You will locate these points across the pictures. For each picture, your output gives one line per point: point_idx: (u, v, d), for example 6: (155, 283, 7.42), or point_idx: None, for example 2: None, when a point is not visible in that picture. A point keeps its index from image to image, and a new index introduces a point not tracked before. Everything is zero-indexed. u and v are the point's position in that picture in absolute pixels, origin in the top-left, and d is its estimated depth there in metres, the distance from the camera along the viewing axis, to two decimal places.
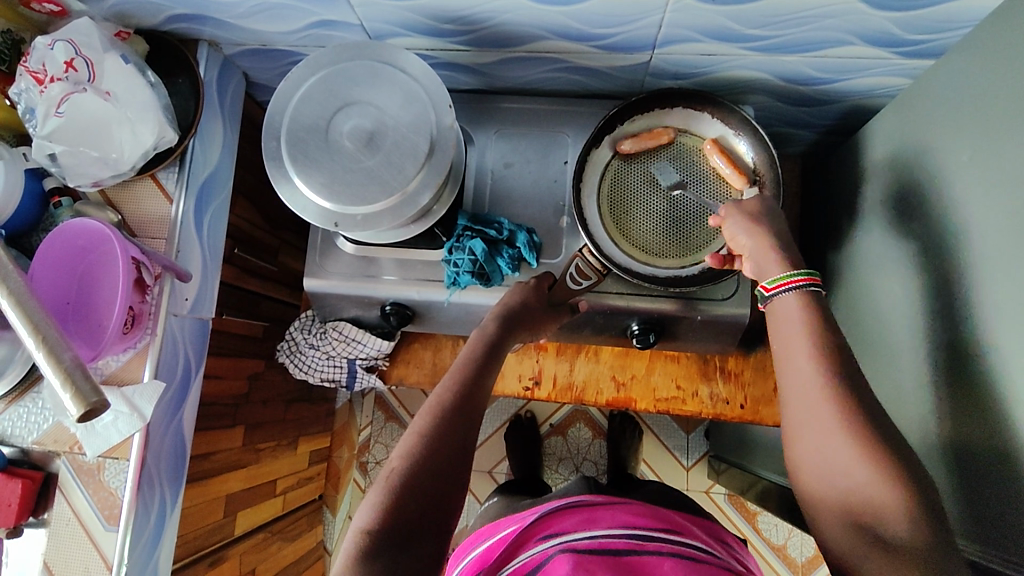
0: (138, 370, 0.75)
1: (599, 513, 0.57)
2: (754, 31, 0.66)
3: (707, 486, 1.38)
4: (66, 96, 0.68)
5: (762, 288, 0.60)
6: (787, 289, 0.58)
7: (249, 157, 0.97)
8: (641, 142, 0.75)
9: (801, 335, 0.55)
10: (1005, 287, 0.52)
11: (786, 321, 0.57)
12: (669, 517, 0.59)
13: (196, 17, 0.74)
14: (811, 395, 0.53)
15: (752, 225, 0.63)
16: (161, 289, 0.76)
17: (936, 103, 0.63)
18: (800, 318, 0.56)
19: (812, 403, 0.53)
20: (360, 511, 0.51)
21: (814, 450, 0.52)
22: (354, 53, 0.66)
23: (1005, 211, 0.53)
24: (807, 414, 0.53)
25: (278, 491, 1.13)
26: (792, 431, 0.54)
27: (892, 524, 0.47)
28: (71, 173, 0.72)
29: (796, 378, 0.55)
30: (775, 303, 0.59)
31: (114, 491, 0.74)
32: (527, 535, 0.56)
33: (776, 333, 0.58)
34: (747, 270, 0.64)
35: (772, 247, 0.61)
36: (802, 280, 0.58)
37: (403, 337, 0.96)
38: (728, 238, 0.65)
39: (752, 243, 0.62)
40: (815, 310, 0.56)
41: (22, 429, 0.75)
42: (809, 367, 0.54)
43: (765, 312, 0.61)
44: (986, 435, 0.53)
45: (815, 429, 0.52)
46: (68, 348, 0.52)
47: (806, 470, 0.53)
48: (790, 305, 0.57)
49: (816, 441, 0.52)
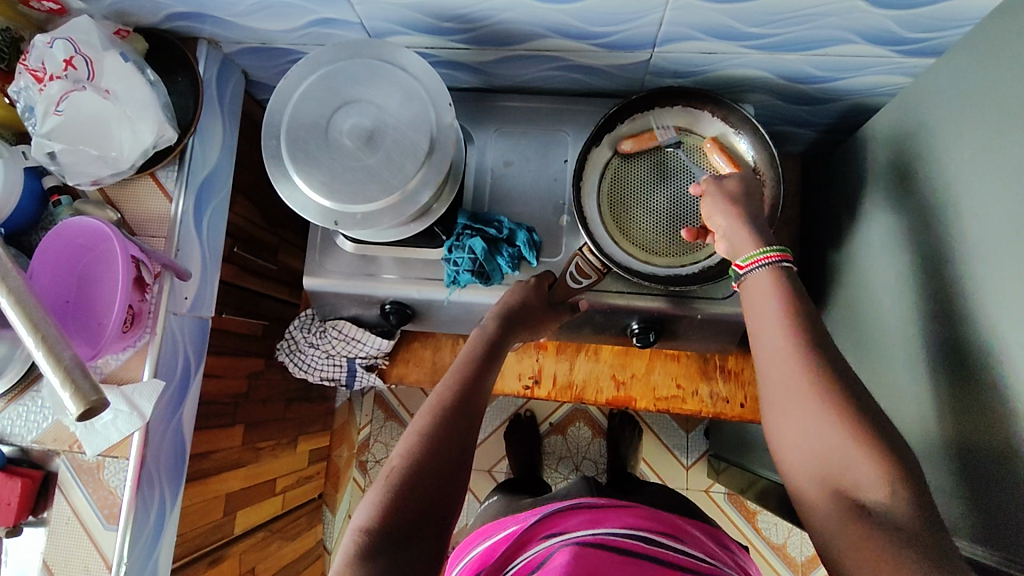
0: (138, 369, 0.75)
1: (601, 513, 0.57)
2: (754, 29, 0.66)
3: (707, 485, 1.38)
4: (66, 94, 0.68)
5: (736, 266, 0.61)
6: (762, 264, 0.59)
7: (249, 156, 0.97)
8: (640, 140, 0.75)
9: (775, 310, 0.56)
10: (1006, 286, 0.52)
11: (761, 297, 0.58)
12: (670, 521, 0.59)
13: (195, 15, 0.73)
14: (785, 366, 0.53)
15: (729, 205, 0.63)
16: (161, 288, 0.76)
17: (937, 101, 0.63)
18: (771, 293, 0.57)
19: (787, 376, 0.53)
20: (360, 510, 0.51)
21: (791, 421, 0.52)
22: (353, 50, 0.66)
23: (1005, 210, 0.53)
24: (783, 387, 0.53)
25: (278, 490, 1.13)
26: (770, 407, 0.54)
27: (869, 490, 0.47)
28: (71, 172, 0.72)
29: (772, 356, 0.54)
30: (748, 280, 0.60)
31: (114, 490, 0.74)
32: (528, 535, 0.56)
33: (750, 311, 0.58)
34: (722, 249, 0.65)
35: (747, 225, 0.62)
36: (776, 257, 0.58)
37: (403, 336, 0.96)
38: (706, 217, 0.66)
39: (727, 220, 0.63)
40: (786, 286, 0.57)
41: (21, 427, 0.75)
42: (782, 339, 0.54)
43: (740, 289, 0.61)
44: (988, 434, 0.53)
45: (791, 401, 0.52)
46: (67, 346, 0.52)
47: (786, 445, 0.52)
48: (762, 281, 0.58)
49: (794, 416, 0.52)
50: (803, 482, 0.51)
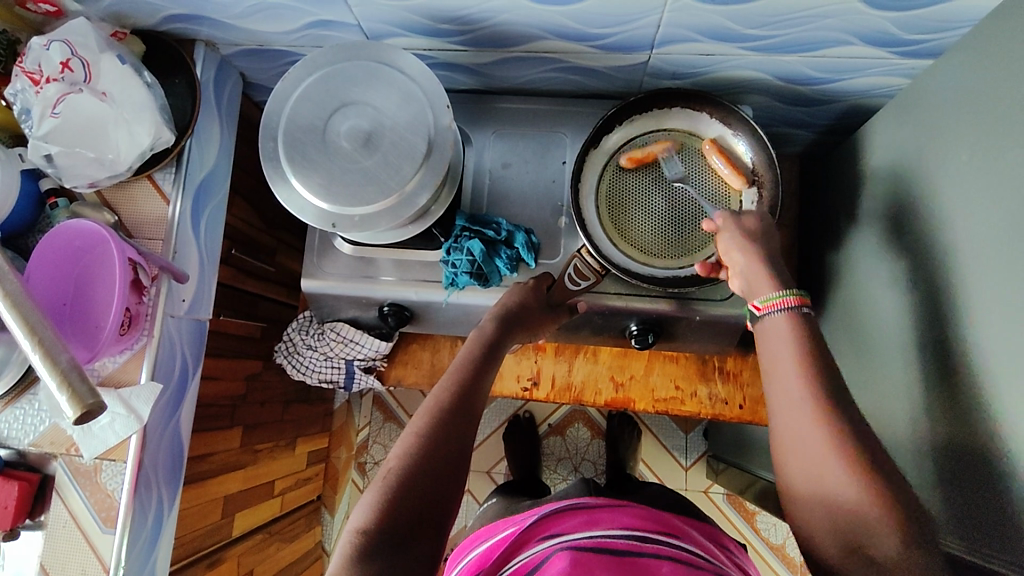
0: (136, 371, 0.75)
1: (597, 513, 0.57)
2: (752, 31, 0.66)
3: (706, 486, 1.38)
4: (63, 96, 0.68)
5: (753, 306, 0.61)
6: (781, 308, 0.58)
7: (247, 157, 0.97)
8: (643, 152, 0.75)
9: (791, 355, 0.55)
10: (1003, 287, 0.52)
11: (778, 341, 0.57)
12: (666, 518, 0.59)
13: (192, 17, 0.73)
14: (800, 413, 0.53)
15: (747, 243, 0.63)
16: (159, 290, 0.76)
17: (934, 103, 0.63)
18: (789, 336, 0.57)
19: (800, 421, 0.53)
20: (357, 512, 0.51)
21: (806, 468, 0.52)
22: (351, 52, 0.66)
23: (1003, 212, 0.53)
24: (800, 434, 0.53)
25: (276, 491, 1.13)
26: (782, 448, 0.54)
27: (879, 537, 0.48)
28: (68, 174, 0.72)
29: (787, 400, 0.55)
30: (765, 323, 0.59)
31: (112, 492, 0.74)
32: (526, 537, 0.56)
33: (766, 354, 0.58)
34: (735, 286, 0.65)
35: (766, 267, 0.61)
36: (793, 302, 0.58)
37: (402, 337, 0.96)
38: (722, 253, 0.66)
39: (744, 261, 0.63)
40: (805, 329, 0.57)
41: (19, 430, 0.75)
42: (798, 383, 0.54)
43: (755, 330, 0.61)
44: (982, 436, 0.53)
45: (807, 448, 0.52)
46: (64, 349, 0.52)
47: (798, 489, 0.53)
48: (779, 326, 0.58)
49: (807, 460, 0.52)
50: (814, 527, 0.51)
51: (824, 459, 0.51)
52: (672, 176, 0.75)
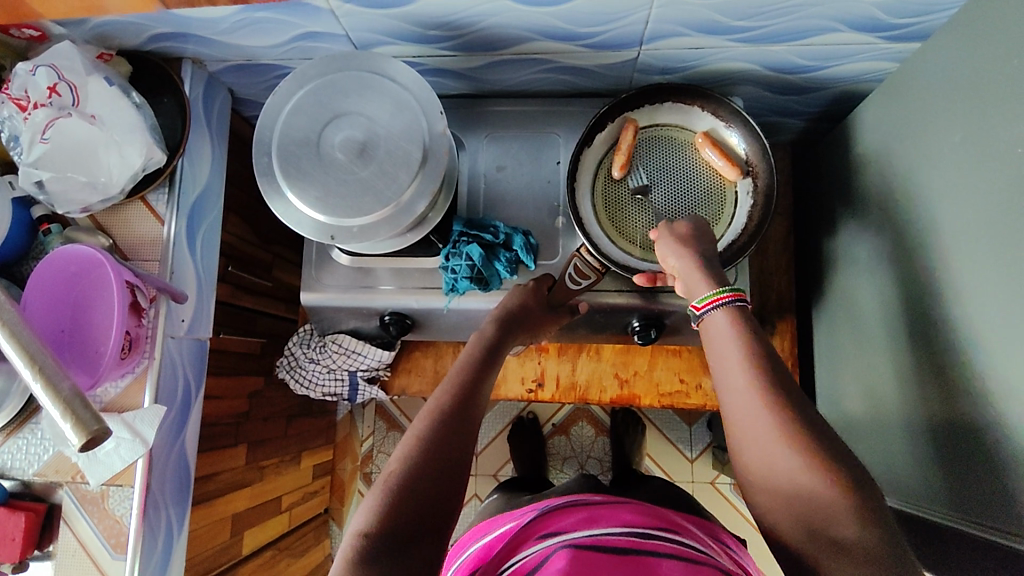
0: (138, 395, 0.75)
1: (595, 511, 0.58)
2: (739, 22, 0.66)
3: (712, 477, 1.38)
4: (51, 121, 0.67)
5: (693, 307, 0.61)
6: (717, 306, 0.59)
7: (239, 173, 0.96)
8: (621, 151, 0.74)
9: (734, 343, 0.56)
10: (995, 264, 0.53)
11: (719, 336, 0.57)
12: (662, 515, 0.59)
13: (178, 34, 0.72)
14: (748, 399, 0.53)
15: (682, 247, 0.64)
16: (157, 311, 0.76)
17: (923, 86, 0.64)
18: (731, 333, 0.57)
19: (750, 405, 0.52)
20: (358, 516, 0.50)
21: (755, 444, 0.52)
22: (341, 63, 0.66)
23: (994, 189, 0.54)
24: (749, 416, 0.52)
25: (283, 507, 1.12)
26: (735, 431, 0.54)
27: (836, 520, 0.47)
28: (59, 200, 0.71)
29: (733, 384, 0.54)
30: (706, 320, 0.60)
31: (120, 518, 0.73)
32: (527, 532, 0.57)
33: (708, 346, 0.59)
34: (679, 290, 0.65)
35: (701, 265, 0.62)
36: (730, 296, 0.58)
37: (403, 346, 0.96)
38: (662, 259, 0.66)
39: (683, 263, 0.63)
40: (740, 322, 0.57)
41: (22, 461, 0.74)
42: (743, 369, 0.54)
43: (699, 330, 0.61)
44: (981, 414, 0.54)
45: (757, 428, 0.52)
46: (65, 377, 0.51)
47: (750, 471, 0.52)
48: (719, 321, 0.58)
49: (758, 440, 0.52)
50: (770, 505, 0.51)
51: (770, 432, 0.51)
52: (633, 187, 0.76)
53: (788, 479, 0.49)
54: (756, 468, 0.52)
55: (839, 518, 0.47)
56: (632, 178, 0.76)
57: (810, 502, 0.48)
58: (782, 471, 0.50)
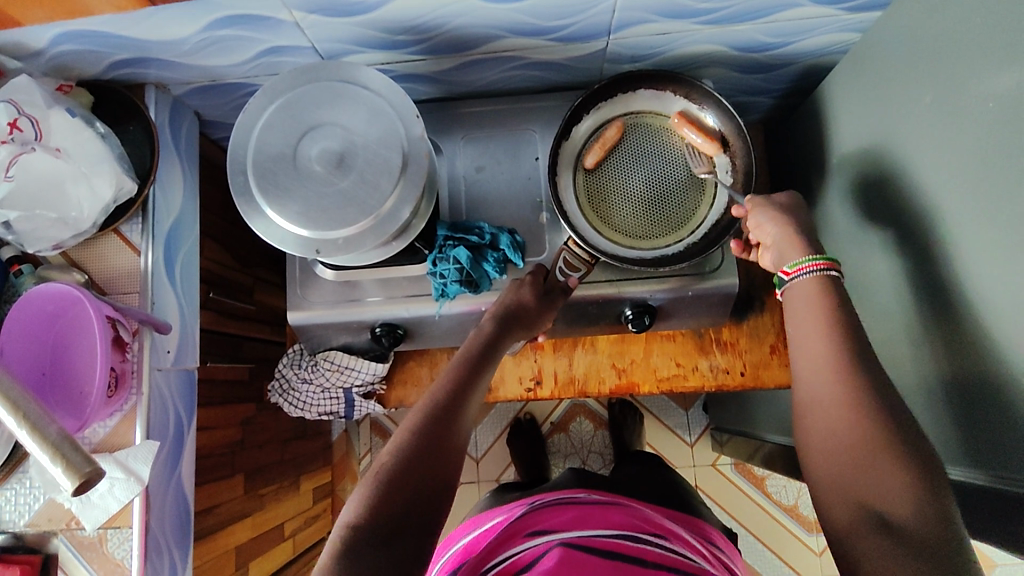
0: (128, 432, 0.72)
1: (587, 510, 0.58)
2: (703, 4, 0.66)
3: (713, 460, 1.39)
4: (15, 158, 0.63)
5: (782, 271, 0.61)
6: (808, 272, 0.59)
7: (213, 197, 0.94)
8: (604, 142, 0.75)
9: (813, 317, 0.56)
10: (977, 221, 0.54)
11: (802, 306, 0.58)
12: (653, 520, 0.59)
13: (139, 60, 0.71)
14: (827, 375, 0.54)
15: (778, 214, 0.63)
16: (141, 345, 0.73)
17: (889, 52, 0.65)
18: (814, 303, 0.57)
19: (821, 380, 0.54)
20: (347, 507, 0.51)
21: (821, 419, 0.53)
22: (310, 76, 0.65)
23: (970, 147, 0.54)
24: (819, 391, 0.54)
25: (287, 534, 1.10)
26: (804, 408, 0.55)
27: (893, 502, 0.47)
28: (29, 239, 0.69)
29: (809, 358, 0.56)
30: (793, 287, 0.60)
31: (121, 561, 0.71)
32: (514, 528, 0.57)
33: (790, 317, 0.59)
34: (768, 260, 0.65)
35: (799, 236, 0.61)
36: (820, 265, 0.58)
37: (397, 357, 0.94)
38: (753, 226, 0.66)
39: (775, 232, 0.63)
40: (834, 302, 0.57)
41: (11, 513, 0.71)
42: (824, 348, 0.55)
43: (784, 297, 0.61)
44: (984, 367, 0.55)
45: (828, 399, 0.53)
46: (52, 421, 0.49)
47: (813, 445, 0.53)
48: (806, 288, 0.58)
49: (823, 410, 0.53)
50: (827, 482, 0.51)
51: (835, 409, 0.52)
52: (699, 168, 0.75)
53: (848, 450, 0.50)
54: (810, 431, 0.54)
55: (892, 500, 0.47)
56: (695, 160, 0.75)
57: (864, 477, 0.48)
58: (836, 445, 0.51)
